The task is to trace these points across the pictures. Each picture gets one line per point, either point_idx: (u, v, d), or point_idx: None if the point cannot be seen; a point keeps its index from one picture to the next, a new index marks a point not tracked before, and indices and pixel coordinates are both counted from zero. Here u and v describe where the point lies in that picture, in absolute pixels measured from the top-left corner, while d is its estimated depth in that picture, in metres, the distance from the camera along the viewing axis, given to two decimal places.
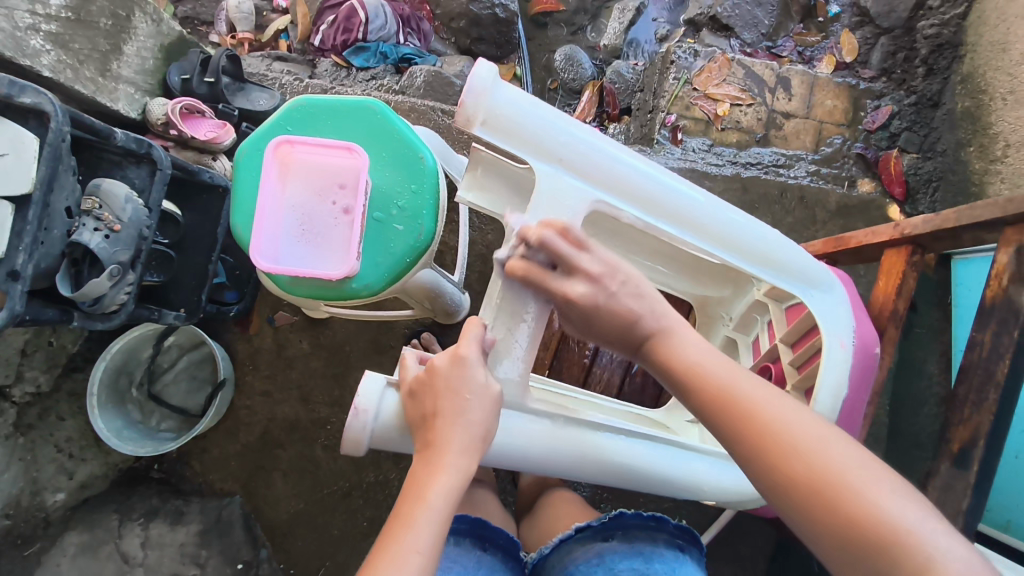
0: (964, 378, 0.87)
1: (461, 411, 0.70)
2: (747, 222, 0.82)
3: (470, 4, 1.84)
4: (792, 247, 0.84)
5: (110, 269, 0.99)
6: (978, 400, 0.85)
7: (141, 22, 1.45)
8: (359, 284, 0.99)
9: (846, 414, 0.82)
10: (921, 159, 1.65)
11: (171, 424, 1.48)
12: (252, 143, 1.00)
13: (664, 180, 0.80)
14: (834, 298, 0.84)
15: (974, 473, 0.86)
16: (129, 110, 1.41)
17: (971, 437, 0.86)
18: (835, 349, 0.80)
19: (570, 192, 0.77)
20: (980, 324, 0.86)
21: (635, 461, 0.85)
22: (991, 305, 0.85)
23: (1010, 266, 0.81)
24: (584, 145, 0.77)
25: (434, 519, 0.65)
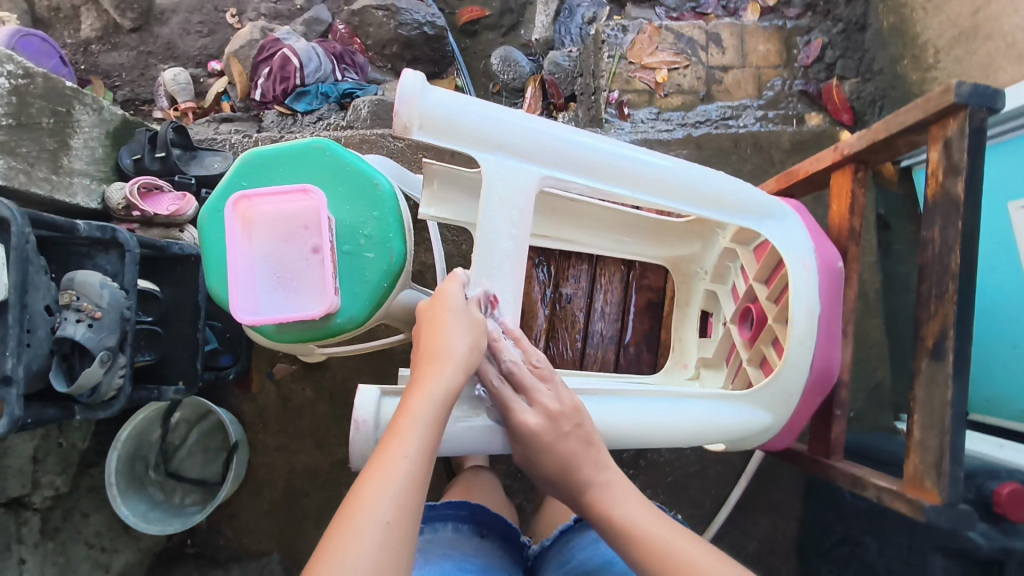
0: (925, 276, 0.78)
1: (447, 332, 0.73)
2: (691, 168, 0.86)
3: (398, 28, 1.90)
4: (741, 186, 0.88)
5: (100, 356, 1.00)
6: (939, 294, 0.76)
7: (83, 113, 1.46)
8: (343, 318, 1.01)
9: (821, 342, 0.86)
10: (861, 82, 1.69)
11: (194, 497, 1.48)
12: (211, 204, 1.01)
13: (605, 147, 0.83)
14: (792, 226, 0.88)
15: (952, 362, 0.74)
16: (89, 201, 1.44)
17: (942, 330, 0.75)
18: (800, 273, 0.84)
19: (516, 178, 0.81)
20: (928, 221, 0.77)
21: (656, 420, 0.83)
22: (933, 201, 0.77)
23: (942, 161, 0.76)
24: (522, 128, 0.80)
25: (421, 423, 0.66)
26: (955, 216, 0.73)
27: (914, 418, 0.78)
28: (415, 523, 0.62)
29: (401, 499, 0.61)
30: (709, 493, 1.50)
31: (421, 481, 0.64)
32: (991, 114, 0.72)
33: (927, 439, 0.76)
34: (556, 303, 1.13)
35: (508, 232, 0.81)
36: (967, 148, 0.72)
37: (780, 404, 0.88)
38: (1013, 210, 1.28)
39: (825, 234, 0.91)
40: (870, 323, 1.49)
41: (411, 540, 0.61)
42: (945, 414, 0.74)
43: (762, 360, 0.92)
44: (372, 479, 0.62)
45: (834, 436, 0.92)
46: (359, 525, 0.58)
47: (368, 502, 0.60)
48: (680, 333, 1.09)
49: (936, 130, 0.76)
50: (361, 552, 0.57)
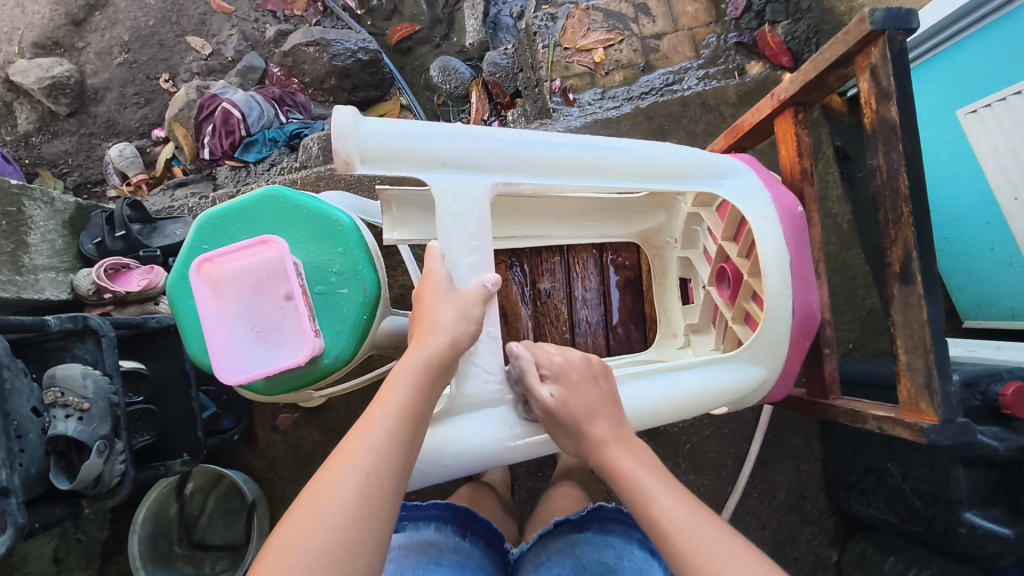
0: (881, 203, 0.79)
1: (435, 308, 0.76)
2: (635, 144, 0.86)
3: (332, 60, 1.88)
4: (687, 154, 0.89)
5: (96, 446, 1.00)
6: (896, 218, 0.77)
7: (34, 208, 1.45)
8: (330, 358, 1.01)
9: (797, 285, 0.87)
10: (793, 23, 1.71)
11: (224, 564, 1.47)
12: (178, 272, 1.01)
13: (547, 141, 0.83)
14: (746, 182, 0.89)
15: (923, 282, 0.74)
16: (58, 293, 1.43)
17: (906, 252, 0.76)
18: (762, 225, 0.85)
19: (466, 190, 0.81)
20: (871, 149, 0.78)
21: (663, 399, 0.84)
22: (873, 128, 0.78)
23: (872, 90, 0.77)
24: (462, 140, 0.80)
25: (403, 386, 0.69)
26: (895, 139, 0.74)
27: (898, 343, 0.79)
28: (395, 479, 0.64)
29: (381, 452, 0.64)
30: (728, 451, 1.51)
31: (402, 440, 0.66)
32: (909, 35, 0.73)
33: (914, 360, 0.77)
34: (537, 301, 1.12)
35: (471, 242, 0.81)
36: (892, 72, 0.73)
37: (771, 358, 0.88)
38: (961, 117, 1.29)
39: (779, 182, 0.92)
40: (850, 253, 1.50)
41: (391, 494, 0.63)
42: (925, 333, 0.75)
43: (746, 317, 0.93)
44: (356, 433, 0.65)
45: (830, 373, 0.92)
46: (339, 476, 0.61)
47: (348, 456, 0.63)
48: (663, 303, 1.11)
49: (861, 60, 0.77)
50: (337, 500, 0.60)
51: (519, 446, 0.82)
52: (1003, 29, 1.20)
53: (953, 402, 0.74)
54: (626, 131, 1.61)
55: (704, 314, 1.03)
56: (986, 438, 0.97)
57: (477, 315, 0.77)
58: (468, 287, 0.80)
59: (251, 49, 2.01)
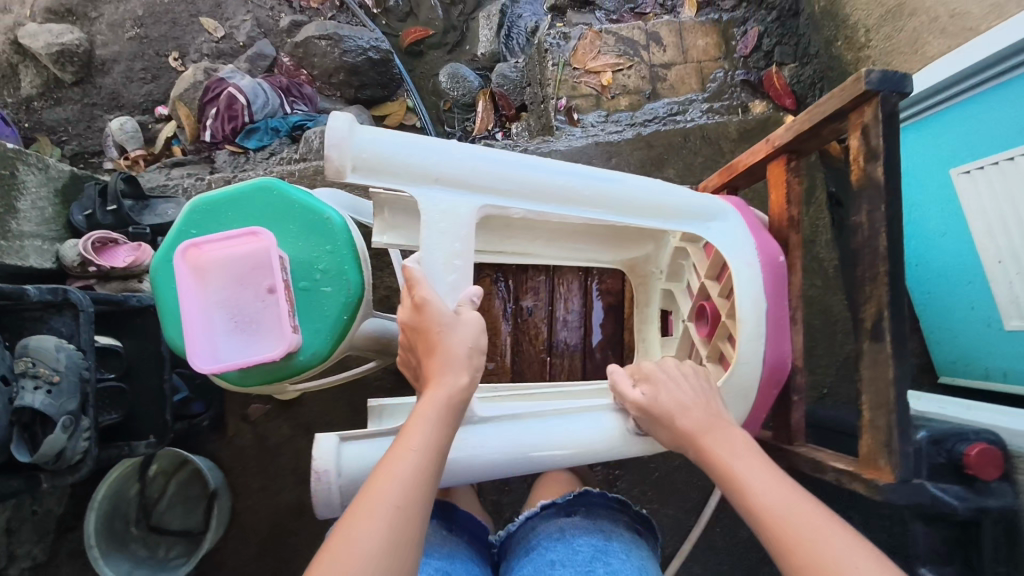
0: (860, 259, 0.80)
1: (445, 342, 0.76)
2: (630, 179, 0.88)
3: (343, 56, 1.89)
4: (678, 190, 0.90)
5: (62, 421, 1.00)
6: (872, 276, 0.77)
7: (28, 174, 1.44)
8: (307, 355, 1.01)
9: (771, 327, 0.88)
10: (799, 67, 1.73)
11: (180, 549, 1.47)
12: (162, 254, 1.00)
13: (542, 167, 0.84)
14: (731, 222, 0.91)
15: (891, 343, 0.75)
16: (42, 262, 1.43)
17: (878, 311, 0.77)
18: (744, 269, 0.87)
19: (454, 207, 0.82)
20: (856, 205, 0.79)
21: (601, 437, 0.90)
22: (859, 185, 0.79)
23: (862, 148, 0.78)
24: (457, 158, 0.81)
25: (428, 423, 0.71)
26: (878, 199, 0.75)
27: (863, 399, 0.80)
28: (422, 511, 0.66)
29: (407, 488, 0.65)
30: (694, 484, 1.52)
31: (428, 476, 0.68)
32: (902, 98, 0.75)
33: (877, 419, 0.78)
34: (517, 317, 1.13)
35: (454, 257, 0.83)
36: (882, 133, 0.74)
37: (741, 402, 0.89)
38: (954, 176, 1.31)
39: (764, 225, 0.93)
40: (833, 298, 1.52)
41: (420, 526, 0.64)
42: (889, 392, 0.76)
43: (721, 356, 0.94)
44: (382, 473, 0.66)
45: (795, 422, 0.93)
46: (370, 510, 0.63)
47: (379, 491, 0.64)
48: (641, 333, 1.11)
49: (855, 117, 0.78)
50: (372, 533, 0.61)
51: (481, 465, 0.85)
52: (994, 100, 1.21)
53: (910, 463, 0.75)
54: (625, 157, 1.63)
55: (681, 349, 1.03)
56: (945, 499, 0.98)
57: (484, 342, 0.79)
58: (454, 304, 0.81)
59: (262, 36, 2.01)
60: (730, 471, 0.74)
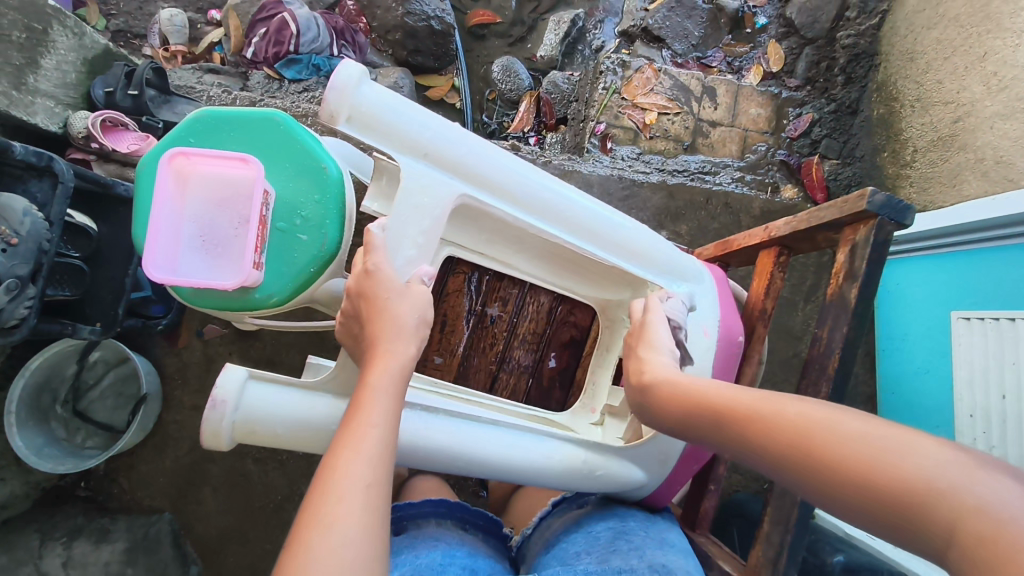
0: (807, 373, 0.78)
1: (394, 314, 0.74)
2: (612, 215, 0.89)
3: (405, 16, 1.87)
4: (660, 243, 0.91)
5: (6, 282, 0.98)
6: (814, 393, 0.76)
7: (61, 35, 1.43)
8: (263, 295, 1.00)
9: None
10: (841, 165, 1.71)
11: (96, 441, 1.46)
12: (153, 153, 0.99)
13: (528, 175, 0.85)
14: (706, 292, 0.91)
15: None
16: (49, 123, 1.41)
17: None
18: (700, 337, 0.86)
19: (435, 185, 0.81)
20: (822, 318, 0.78)
21: (522, 459, 0.88)
22: (830, 300, 0.78)
23: (845, 264, 0.76)
24: (451, 139, 0.81)
25: (384, 396, 0.67)
26: (843, 320, 0.74)
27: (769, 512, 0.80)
28: (389, 489, 0.63)
29: (375, 464, 0.62)
30: None
31: (391, 452, 0.65)
32: (899, 228, 0.74)
33: None
34: (478, 322, 1.09)
35: (421, 233, 0.81)
36: (868, 257, 0.73)
37: (657, 463, 0.95)
38: (953, 318, 1.28)
39: (736, 308, 0.92)
40: None
41: (387, 507, 0.61)
42: None
43: None
44: (345, 451, 0.62)
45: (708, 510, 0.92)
46: (342, 492, 0.58)
47: (346, 471, 0.60)
48: (593, 376, 1.10)
49: (847, 233, 0.77)
50: (348, 519, 0.57)
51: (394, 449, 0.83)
52: (1000, 258, 1.19)
53: None
54: (643, 199, 1.61)
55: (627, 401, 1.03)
56: None
57: (431, 314, 0.77)
58: (405, 279, 0.79)
59: None
60: (703, 392, 0.68)
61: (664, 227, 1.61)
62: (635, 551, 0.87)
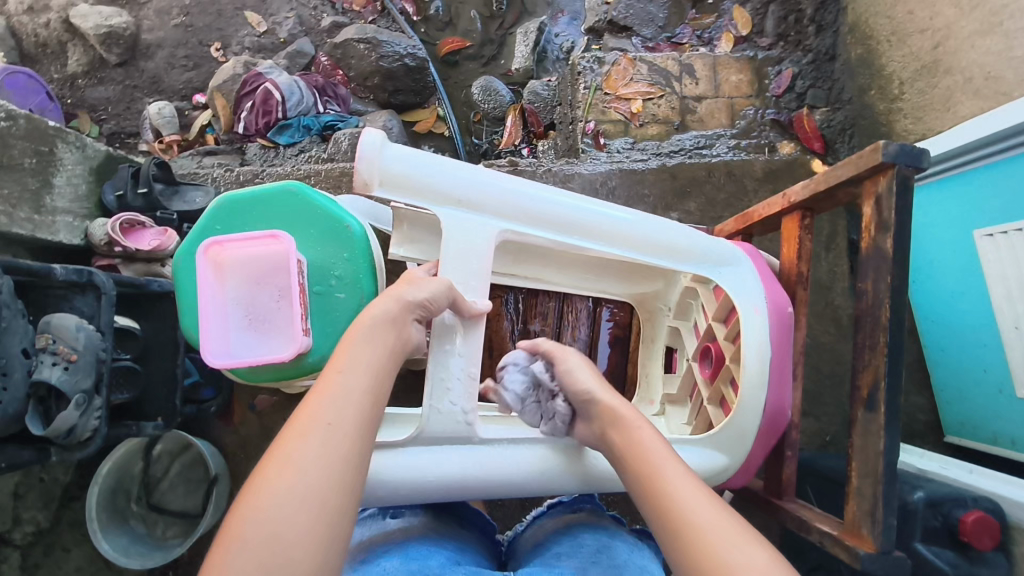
0: (861, 327, 0.81)
1: (397, 285, 0.81)
2: (642, 218, 0.92)
3: (379, 60, 1.93)
4: (691, 234, 0.94)
5: (75, 399, 1.02)
6: (873, 345, 0.78)
7: (66, 151, 1.48)
8: (315, 357, 1.04)
9: (774, 384, 0.89)
10: (831, 111, 1.71)
11: (176, 530, 1.49)
12: (186, 248, 1.03)
13: (559, 200, 0.89)
14: (742, 269, 0.93)
15: (885, 414, 0.77)
16: (72, 238, 1.46)
17: (875, 381, 0.78)
18: (750, 317, 0.89)
19: (475, 227, 0.87)
20: (863, 273, 0.81)
21: (572, 471, 0.90)
22: (866, 254, 0.80)
23: (874, 217, 0.79)
24: (481, 183, 0.86)
25: (360, 342, 0.72)
26: (885, 270, 0.77)
27: (852, 467, 0.82)
28: (359, 425, 0.66)
29: (341, 404, 0.66)
30: None
31: (364, 391, 0.68)
32: (918, 172, 0.76)
33: (863, 487, 0.79)
34: (524, 340, 1.15)
35: (459, 261, 0.86)
36: (895, 206, 0.76)
37: (735, 445, 0.90)
38: (976, 237, 1.30)
39: (776, 276, 0.94)
40: (844, 344, 1.54)
41: (355, 439, 0.65)
42: (879, 463, 0.77)
43: (722, 400, 0.95)
44: (317, 392, 0.67)
45: (787, 477, 0.93)
46: (305, 429, 0.63)
47: (312, 411, 0.65)
48: (646, 369, 1.13)
49: (869, 186, 0.80)
50: (305, 453, 0.62)
51: (454, 485, 0.85)
52: (1007, 171, 1.22)
53: (895, 535, 0.77)
54: (647, 186, 1.64)
55: (683, 388, 1.05)
56: None
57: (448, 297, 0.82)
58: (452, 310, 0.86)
59: (303, 34, 2.05)
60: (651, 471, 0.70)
61: (674, 208, 1.63)
62: (616, 569, 0.88)
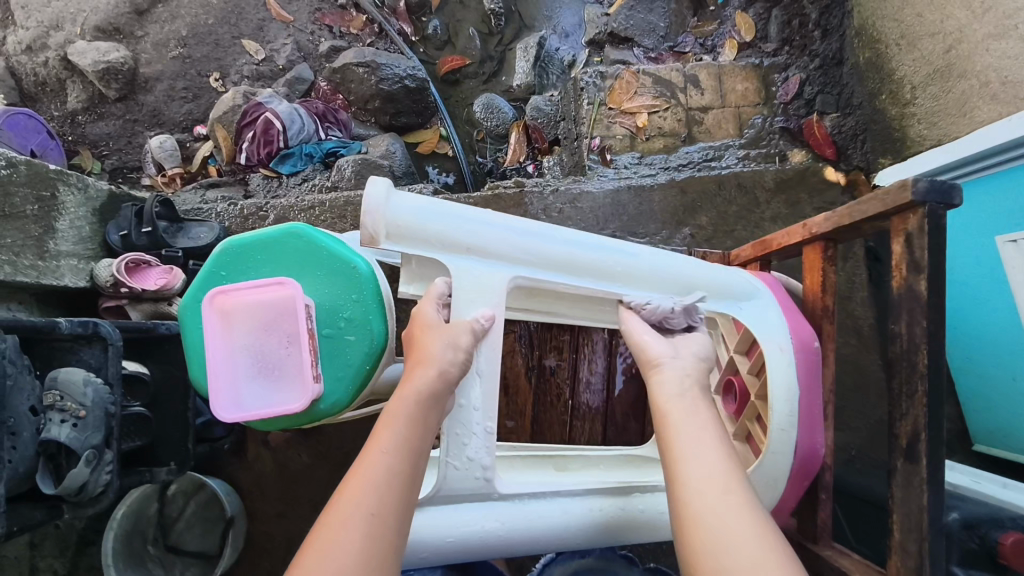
0: (895, 372, 0.78)
1: (426, 340, 0.80)
2: (659, 255, 0.90)
3: (379, 83, 1.91)
4: (711, 267, 0.92)
5: (85, 456, 1.01)
6: (910, 392, 0.76)
7: (68, 194, 1.47)
8: (327, 404, 1.01)
9: (803, 426, 0.86)
10: (842, 116, 1.68)
11: (195, 570, 1.47)
12: (191, 296, 1.02)
13: (571, 242, 0.87)
14: (765, 302, 0.91)
15: (927, 466, 0.74)
16: (77, 281, 1.46)
17: (915, 431, 0.75)
18: (774, 354, 0.86)
19: (487, 275, 0.85)
20: (895, 315, 0.78)
21: (601, 522, 0.86)
22: (899, 294, 0.77)
23: (905, 256, 0.77)
24: (490, 229, 0.84)
25: (400, 422, 0.73)
26: (919, 314, 0.74)
27: (893, 519, 0.79)
28: (398, 514, 0.68)
29: (381, 493, 0.68)
30: None
31: (400, 477, 0.70)
32: (949, 208, 0.73)
33: (907, 542, 0.76)
34: (540, 376, 1.15)
35: (473, 310, 0.84)
36: (927, 247, 0.73)
37: (766, 489, 0.87)
38: (999, 244, 1.25)
39: (799, 308, 0.92)
40: (867, 357, 1.50)
41: (394, 530, 0.67)
42: (922, 518, 0.74)
43: (748, 435, 0.95)
44: (357, 477, 0.69)
45: (822, 519, 0.90)
46: (346, 518, 0.66)
47: (354, 497, 0.67)
48: None
49: (897, 224, 0.77)
50: (346, 543, 0.64)
51: (478, 546, 0.83)
52: None
53: None
54: (657, 201, 1.61)
55: None
56: None
57: (467, 344, 0.80)
58: (464, 317, 0.83)
59: (302, 60, 2.04)
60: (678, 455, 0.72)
61: (685, 223, 1.60)
62: None
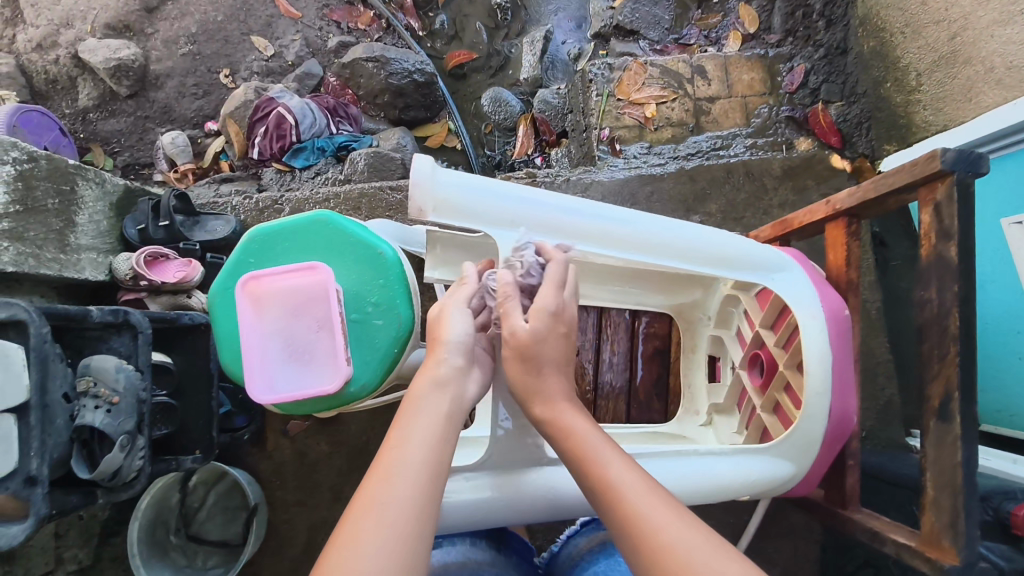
0: (926, 336, 0.81)
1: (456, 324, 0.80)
2: (692, 230, 0.92)
3: (388, 78, 1.93)
4: (738, 243, 0.94)
5: (120, 440, 1.02)
6: (941, 354, 0.79)
7: (86, 188, 1.48)
8: (358, 387, 1.02)
9: (836, 394, 0.89)
10: (846, 105, 1.71)
11: (216, 559, 1.49)
12: (220, 284, 1.05)
13: (609, 216, 0.89)
14: (793, 277, 0.93)
15: (961, 424, 0.77)
16: (96, 274, 1.47)
17: (946, 391, 0.78)
18: (808, 323, 0.89)
19: None
20: (925, 281, 0.81)
21: None
22: (928, 261, 0.81)
23: (934, 224, 0.80)
24: (531, 203, 0.86)
25: (427, 410, 0.71)
26: (950, 279, 0.77)
27: (926, 478, 0.82)
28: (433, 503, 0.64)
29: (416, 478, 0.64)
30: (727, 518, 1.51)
31: (432, 464, 0.66)
32: (977, 177, 0.77)
33: (940, 498, 0.79)
34: None
35: None
36: (956, 214, 0.76)
37: (800, 453, 0.90)
38: (1005, 226, 1.28)
39: (827, 281, 0.95)
40: (875, 339, 1.53)
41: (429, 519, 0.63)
42: (956, 474, 0.77)
43: (776, 406, 0.97)
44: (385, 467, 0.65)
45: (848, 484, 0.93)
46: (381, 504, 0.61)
47: (384, 487, 0.63)
48: (688, 379, 1.18)
49: (925, 193, 0.81)
50: (381, 530, 0.59)
51: (537, 509, 0.87)
52: None
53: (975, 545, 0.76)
54: (667, 189, 1.64)
55: (730, 397, 1.09)
56: None
57: None
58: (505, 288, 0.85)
59: (311, 55, 2.05)
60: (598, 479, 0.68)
61: (694, 211, 1.63)
62: None
